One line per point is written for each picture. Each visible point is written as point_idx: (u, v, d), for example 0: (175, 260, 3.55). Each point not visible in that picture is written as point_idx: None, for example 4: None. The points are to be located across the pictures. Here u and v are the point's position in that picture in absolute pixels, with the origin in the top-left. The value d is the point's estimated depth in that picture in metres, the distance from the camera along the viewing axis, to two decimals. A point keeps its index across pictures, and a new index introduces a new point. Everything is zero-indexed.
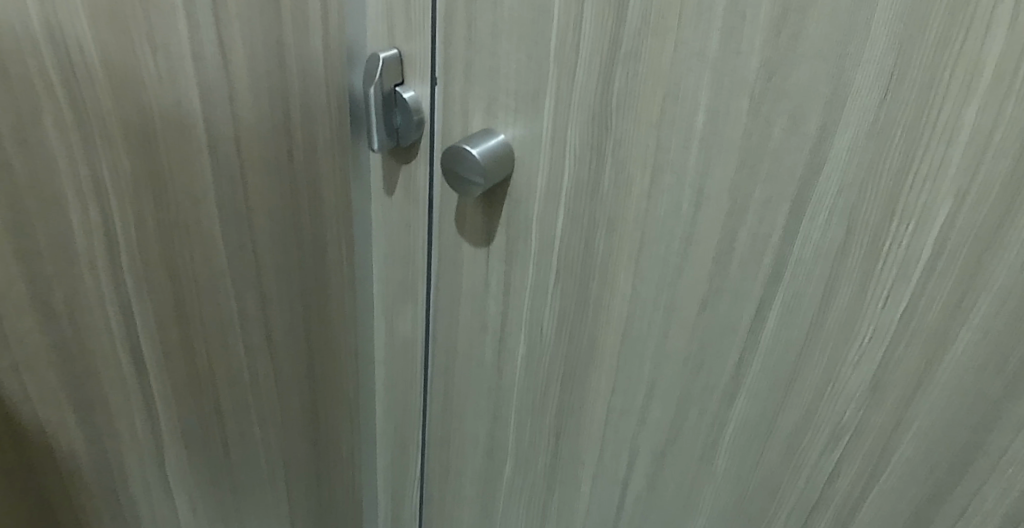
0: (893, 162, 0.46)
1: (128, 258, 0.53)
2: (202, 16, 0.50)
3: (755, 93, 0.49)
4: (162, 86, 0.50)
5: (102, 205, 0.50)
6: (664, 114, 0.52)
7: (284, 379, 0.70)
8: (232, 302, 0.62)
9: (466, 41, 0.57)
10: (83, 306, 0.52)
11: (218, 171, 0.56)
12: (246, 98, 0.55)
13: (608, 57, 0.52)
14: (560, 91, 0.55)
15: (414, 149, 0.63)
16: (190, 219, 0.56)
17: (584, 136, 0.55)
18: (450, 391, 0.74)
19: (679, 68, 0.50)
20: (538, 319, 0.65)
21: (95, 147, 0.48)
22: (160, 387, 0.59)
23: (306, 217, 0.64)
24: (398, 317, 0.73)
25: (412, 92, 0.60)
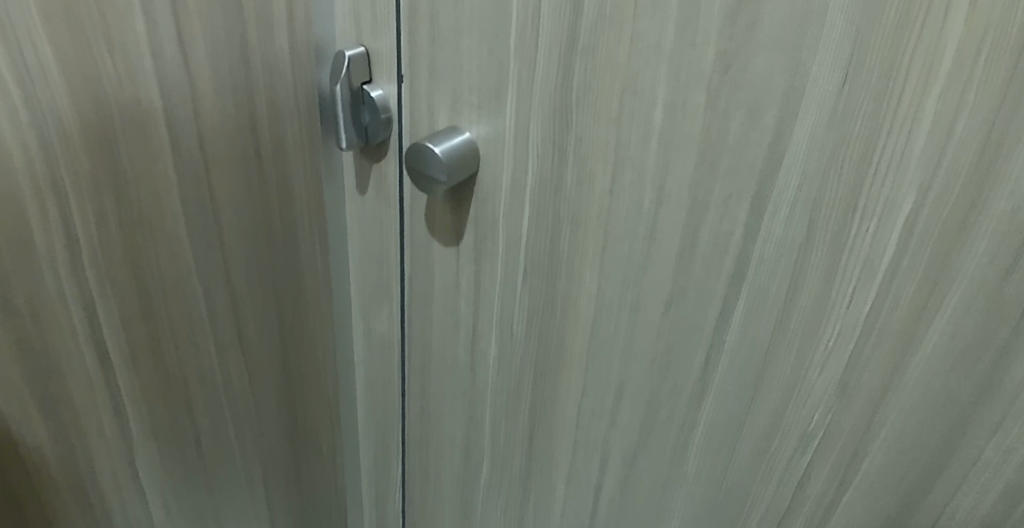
0: (853, 156, 0.45)
1: (91, 255, 0.53)
2: (161, 14, 0.51)
3: (711, 86, 0.48)
4: (121, 85, 0.51)
5: (61, 203, 0.50)
6: (622, 109, 0.51)
7: (258, 378, 0.70)
8: (201, 300, 0.62)
9: (430, 38, 0.56)
10: (44, 303, 0.52)
11: (182, 170, 0.56)
12: (209, 96, 0.56)
13: (567, 51, 0.51)
14: (521, 86, 0.54)
15: (383, 148, 0.62)
16: (154, 217, 0.56)
17: (547, 132, 0.55)
18: (426, 392, 0.74)
19: (636, 62, 0.49)
20: (508, 319, 0.64)
21: (51, 145, 0.49)
22: (128, 385, 0.60)
23: (276, 215, 0.64)
24: (374, 318, 0.73)
25: (379, 90, 0.60)
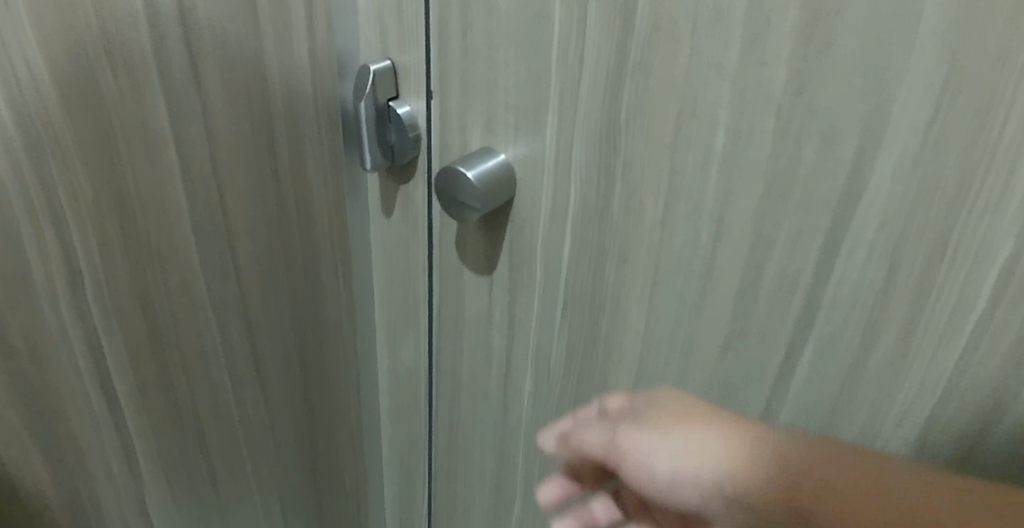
0: (945, 194, 0.39)
1: (94, 288, 0.49)
2: (168, 27, 0.46)
3: (782, 110, 0.42)
4: (125, 104, 0.46)
5: (61, 233, 0.46)
6: (678, 134, 0.46)
7: (277, 411, 0.65)
8: (215, 332, 0.57)
9: (462, 52, 0.51)
10: (44, 338, 0.48)
11: (194, 195, 0.52)
12: (223, 115, 0.51)
13: (616, 69, 0.46)
14: (563, 107, 0.49)
15: (410, 169, 0.58)
16: (164, 246, 0.52)
17: (591, 156, 0.49)
18: (456, 426, 0.69)
19: (695, 81, 0.44)
20: (545, 354, 0.59)
21: (49, 172, 0.44)
22: (138, 423, 0.55)
23: (295, 240, 0.60)
24: (400, 347, 0.68)
25: (407, 107, 0.55)
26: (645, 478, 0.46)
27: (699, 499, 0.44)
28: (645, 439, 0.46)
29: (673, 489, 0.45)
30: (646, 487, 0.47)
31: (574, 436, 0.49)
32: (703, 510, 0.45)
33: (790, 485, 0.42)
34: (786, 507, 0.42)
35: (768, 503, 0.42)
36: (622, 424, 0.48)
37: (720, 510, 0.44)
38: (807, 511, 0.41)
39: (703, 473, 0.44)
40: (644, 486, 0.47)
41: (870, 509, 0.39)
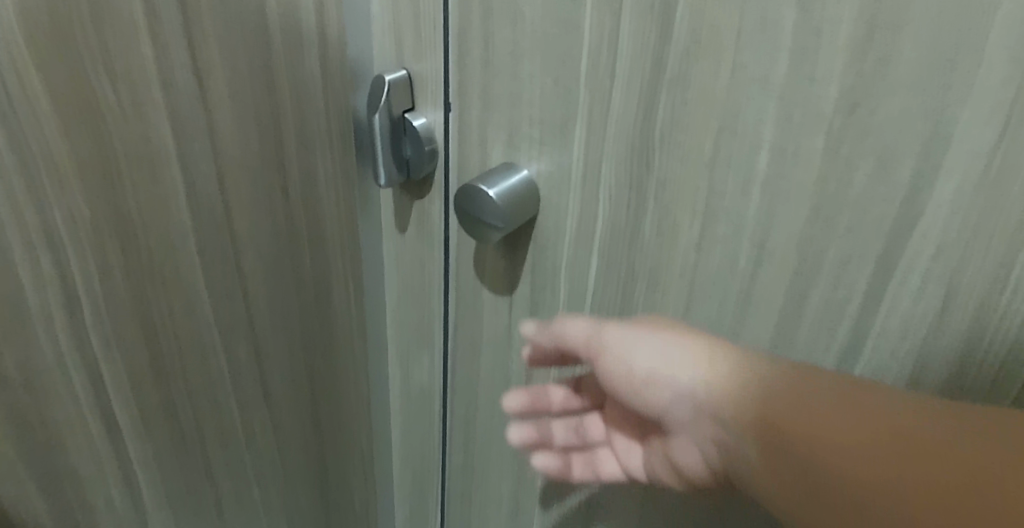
0: (1010, 219, 0.37)
1: (93, 314, 0.46)
2: (172, 36, 0.43)
3: (832, 128, 0.39)
4: (126, 118, 0.43)
5: (57, 258, 0.43)
6: (718, 151, 0.43)
7: (285, 434, 0.63)
8: (221, 356, 0.55)
9: (484, 62, 0.48)
10: (42, 369, 0.45)
11: (199, 213, 0.49)
12: (230, 128, 0.48)
13: (651, 82, 0.43)
14: (592, 121, 0.46)
15: (426, 183, 0.55)
16: (167, 267, 0.49)
17: (621, 174, 0.46)
18: (471, 448, 0.66)
19: (738, 96, 0.41)
20: None
21: (43, 193, 0.41)
22: (141, 454, 0.52)
23: (305, 258, 0.57)
24: (414, 367, 0.65)
25: (423, 118, 0.52)
26: (626, 378, 0.50)
27: (672, 400, 0.49)
28: (629, 339, 0.49)
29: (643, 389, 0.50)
30: (624, 387, 0.51)
31: (555, 330, 0.52)
32: (671, 412, 0.49)
33: (773, 393, 0.44)
34: (761, 412, 0.45)
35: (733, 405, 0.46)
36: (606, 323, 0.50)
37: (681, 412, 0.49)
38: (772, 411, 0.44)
39: (683, 377, 0.47)
40: (622, 383, 0.51)
41: (850, 418, 0.42)
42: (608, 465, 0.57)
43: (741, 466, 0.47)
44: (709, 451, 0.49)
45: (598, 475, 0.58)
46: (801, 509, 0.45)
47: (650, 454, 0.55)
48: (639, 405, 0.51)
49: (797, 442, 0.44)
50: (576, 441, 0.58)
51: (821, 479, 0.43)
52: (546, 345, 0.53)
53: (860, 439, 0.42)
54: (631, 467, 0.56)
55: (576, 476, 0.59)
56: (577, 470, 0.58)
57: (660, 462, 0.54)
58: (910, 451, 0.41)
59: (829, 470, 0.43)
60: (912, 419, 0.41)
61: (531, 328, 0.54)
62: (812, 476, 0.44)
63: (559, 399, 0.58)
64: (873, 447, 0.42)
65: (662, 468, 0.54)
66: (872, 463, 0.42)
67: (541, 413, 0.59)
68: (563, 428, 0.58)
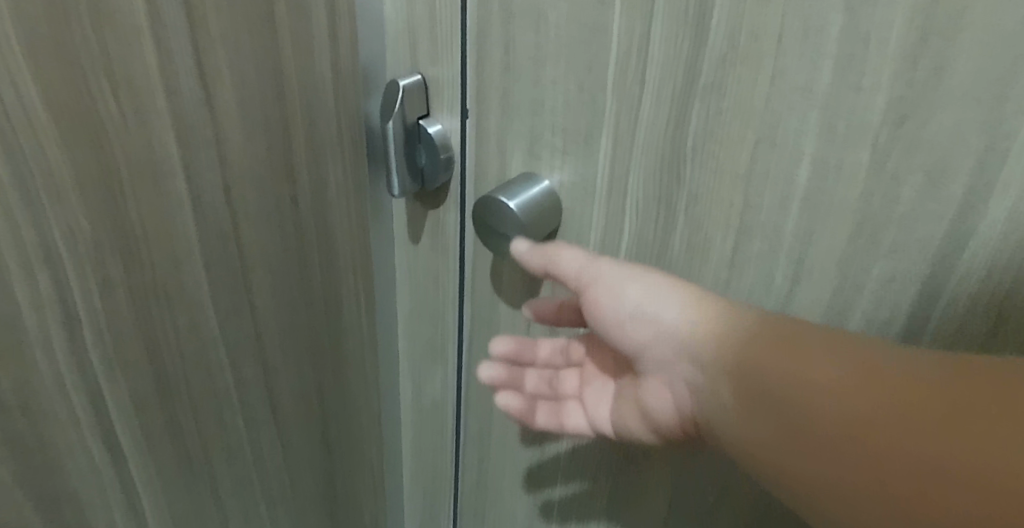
0: None
1: (94, 334, 0.44)
2: (177, 41, 0.41)
3: (879, 141, 0.37)
4: (128, 129, 0.41)
5: (56, 277, 0.41)
6: (754, 164, 0.41)
7: (294, 453, 0.60)
8: (228, 373, 0.52)
9: (504, 67, 0.46)
10: (41, 394, 0.43)
11: (205, 227, 0.47)
12: (237, 137, 0.46)
13: (683, 90, 0.41)
14: (619, 131, 0.44)
15: (441, 193, 0.53)
16: (172, 283, 0.46)
17: (649, 186, 0.44)
18: (485, 465, 0.64)
19: (777, 106, 0.39)
20: None
21: (41, 209, 0.39)
22: (145, 477, 0.50)
23: (315, 270, 0.55)
24: (426, 379, 0.63)
25: (438, 125, 0.50)
26: (610, 315, 0.46)
27: (650, 337, 0.45)
28: (618, 271, 0.45)
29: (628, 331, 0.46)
30: (605, 324, 0.46)
31: (548, 255, 0.47)
32: (646, 352, 0.46)
33: (770, 334, 0.40)
34: (745, 351, 0.41)
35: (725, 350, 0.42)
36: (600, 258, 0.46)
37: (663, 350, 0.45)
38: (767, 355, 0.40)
39: (663, 312, 0.44)
40: (605, 321, 0.46)
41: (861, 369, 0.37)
42: (575, 416, 0.53)
43: (712, 413, 0.43)
44: (681, 396, 0.45)
45: (562, 425, 0.54)
46: (796, 466, 0.39)
47: (621, 406, 0.50)
48: (617, 344, 0.47)
49: (777, 383, 0.40)
50: (548, 391, 0.54)
51: (800, 425, 0.39)
52: (535, 270, 0.48)
53: (858, 386, 0.37)
54: (598, 420, 0.52)
55: (538, 423, 0.54)
56: (541, 416, 0.54)
57: (631, 415, 0.49)
58: (910, 401, 0.36)
59: (817, 419, 0.38)
60: (922, 368, 0.36)
61: (524, 246, 0.47)
62: (790, 421, 0.39)
63: (545, 356, 0.54)
64: (874, 398, 0.37)
65: (634, 421, 0.49)
66: (863, 411, 0.37)
67: (525, 358, 0.54)
68: (537, 375, 0.54)
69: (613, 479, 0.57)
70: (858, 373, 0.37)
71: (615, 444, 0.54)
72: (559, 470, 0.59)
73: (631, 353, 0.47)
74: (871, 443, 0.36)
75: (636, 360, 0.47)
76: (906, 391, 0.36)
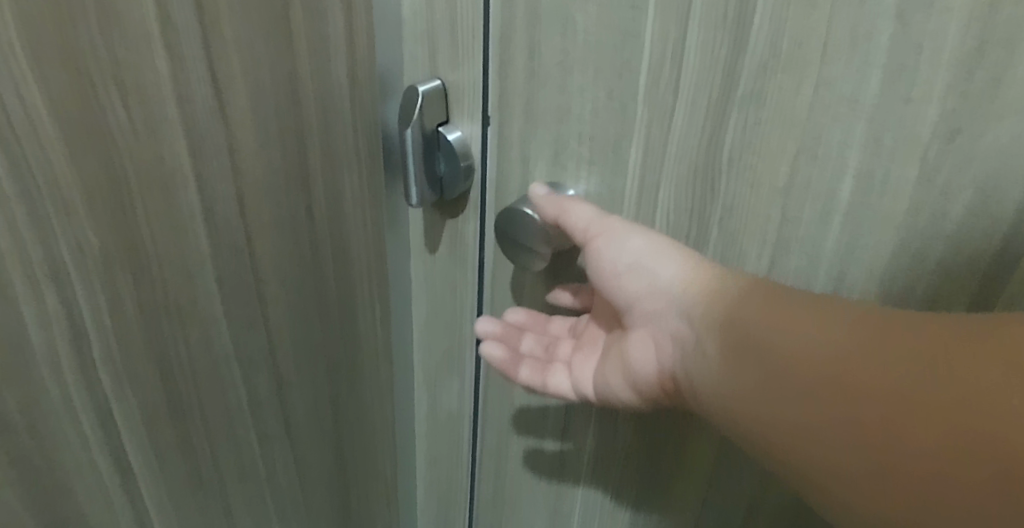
0: None
1: (102, 351, 0.42)
2: (189, 47, 0.39)
3: (928, 156, 0.36)
4: (138, 138, 0.39)
5: (64, 295, 0.39)
6: (793, 176, 0.39)
7: (307, 466, 0.59)
8: (241, 388, 0.51)
9: (528, 73, 0.44)
10: (48, 413, 0.41)
11: (218, 239, 0.45)
12: (251, 146, 0.44)
13: (720, 99, 0.39)
14: (650, 141, 0.42)
15: (460, 202, 0.51)
16: (184, 297, 0.45)
17: (681, 199, 0.43)
18: (502, 477, 0.63)
19: (821, 117, 0.37)
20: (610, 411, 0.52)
21: (48, 224, 0.37)
22: (155, 495, 0.48)
23: (330, 281, 0.53)
24: (441, 390, 0.62)
25: (458, 132, 0.48)
26: (606, 266, 0.44)
27: (643, 290, 0.43)
28: (620, 223, 0.43)
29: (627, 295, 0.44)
30: (601, 273, 0.44)
31: (559, 204, 0.45)
32: (637, 305, 0.44)
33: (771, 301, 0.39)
34: (742, 303, 0.39)
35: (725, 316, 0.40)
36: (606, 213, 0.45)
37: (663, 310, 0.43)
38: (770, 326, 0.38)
39: (661, 265, 0.42)
40: (601, 272, 0.44)
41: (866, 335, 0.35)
42: (558, 378, 0.50)
43: (695, 368, 0.42)
44: (665, 352, 0.44)
45: (544, 384, 0.50)
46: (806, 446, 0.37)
47: (604, 367, 0.48)
48: (612, 297, 0.45)
49: (772, 339, 0.38)
50: (541, 354, 0.51)
51: (790, 384, 0.37)
52: (546, 216, 0.45)
53: (859, 347, 0.35)
54: (581, 382, 0.49)
55: (520, 378, 0.51)
56: (524, 371, 0.51)
57: (615, 374, 0.47)
58: (915, 367, 0.34)
59: (823, 384, 0.36)
60: (930, 330, 0.34)
61: (542, 191, 0.46)
62: (780, 380, 0.38)
63: (555, 329, 0.51)
64: (875, 361, 0.35)
65: (617, 381, 0.47)
66: (861, 375, 0.35)
67: (527, 322, 0.51)
68: (534, 339, 0.51)
69: (626, 463, 0.54)
70: (860, 332, 0.36)
71: (619, 418, 0.52)
72: (575, 463, 0.57)
73: (622, 305, 0.45)
74: (868, 408, 0.35)
75: (627, 313, 0.45)
76: (910, 356, 0.34)
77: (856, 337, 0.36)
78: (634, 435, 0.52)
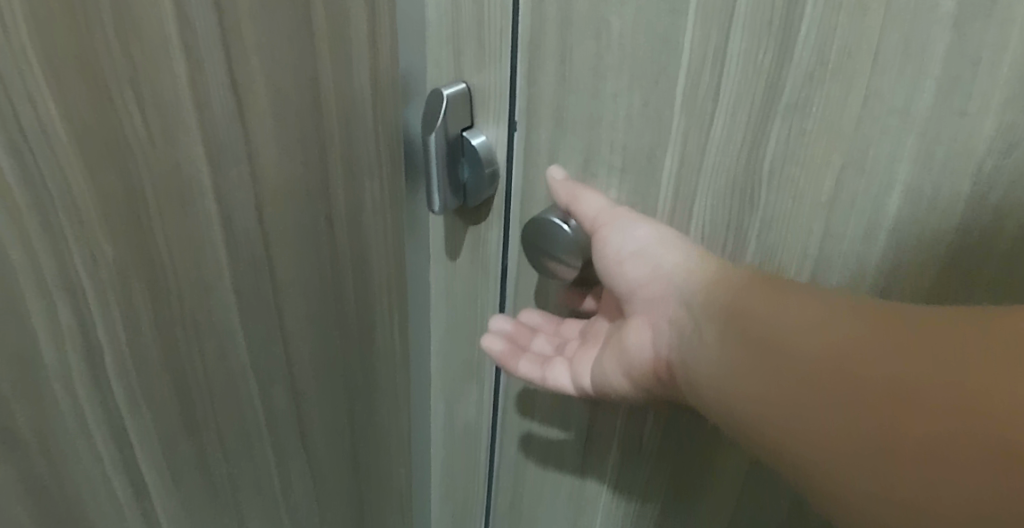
0: None
1: (116, 367, 0.40)
2: (208, 51, 0.37)
3: (983, 170, 0.34)
4: (155, 147, 0.37)
5: (78, 311, 0.37)
6: (839, 191, 0.37)
7: (321, 473, 0.58)
8: (257, 400, 0.49)
9: (559, 79, 0.42)
10: (60, 432, 0.39)
11: (235, 249, 0.43)
12: (270, 153, 0.42)
13: (762, 109, 0.37)
14: (686, 150, 0.40)
15: (484, 209, 0.50)
16: (201, 309, 0.43)
17: (717, 211, 0.41)
18: (520, 487, 0.61)
19: (868, 129, 0.35)
20: (633, 435, 0.50)
21: (61, 236, 0.35)
22: (169, 509, 0.47)
23: (348, 288, 0.52)
24: (459, 398, 0.61)
25: (482, 137, 0.47)
26: (608, 251, 0.43)
27: (644, 277, 0.43)
28: (629, 213, 0.43)
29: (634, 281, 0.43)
30: (603, 259, 0.44)
31: (573, 191, 0.44)
32: (639, 292, 0.43)
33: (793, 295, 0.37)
34: (747, 288, 0.38)
35: (738, 310, 0.38)
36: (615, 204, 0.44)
37: (667, 299, 0.42)
38: (789, 322, 0.36)
39: (664, 251, 0.42)
40: (604, 258, 0.44)
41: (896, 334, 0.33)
42: (558, 372, 0.49)
43: (692, 356, 0.40)
44: (663, 339, 0.43)
45: (543, 377, 0.49)
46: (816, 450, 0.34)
47: (603, 358, 0.46)
48: (613, 284, 0.44)
49: (788, 335, 0.36)
50: (548, 351, 0.50)
51: (804, 384, 0.35)
52: (557, 201, 0.45)
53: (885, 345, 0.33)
54: (579, 375, 0.48)
55: (518, 370, 0.50)
56: (525, 365, 0.50)
57: (612, 363, 0.46)
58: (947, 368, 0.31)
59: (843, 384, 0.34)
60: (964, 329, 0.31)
61: (559, 174, 0.45)
62: (796, 380, 0.35)
63: (567, 332, 0.50)
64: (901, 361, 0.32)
65: (613, 371, 0.46)
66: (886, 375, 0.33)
67: (536, 318, 0.51)
68: (544, 338, 0.50)
69: (649, 496, 0.52)
70: (884, 326, 0.33)
71: (643, 441, 0.50)
72: (597, 488, 0.55)
73: (623, 293, 0.44)
74: (891, 411, 0.32)
75: (628, 301, 0.44)
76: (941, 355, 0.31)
77: (879, 331, 0.33)
78: (657, 465, 0.50)
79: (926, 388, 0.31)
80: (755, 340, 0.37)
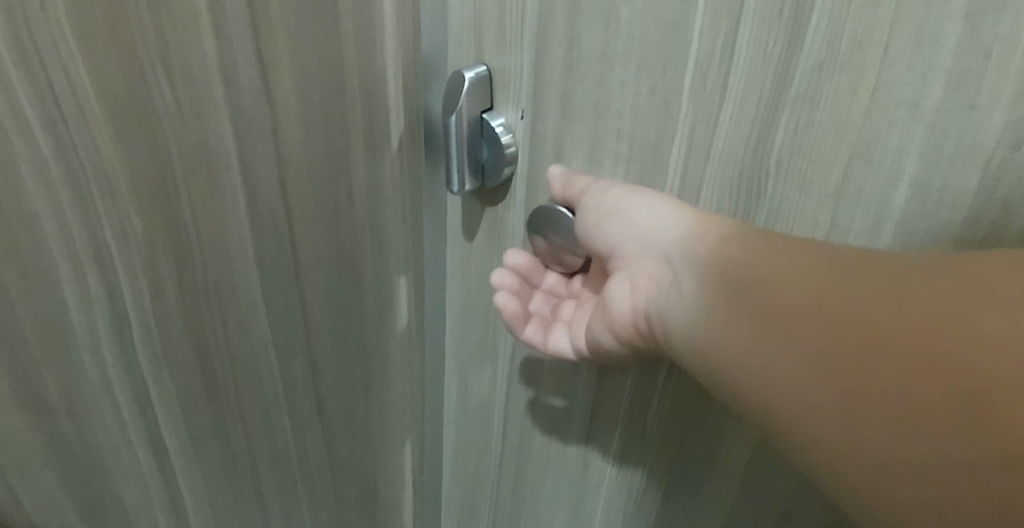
0: None
1: (140, 334, 0.42)
2: (236, 27, 0.38)
3: (991, 163, 0.34)
4: (184, 120, 0.38)
5: (106, 278, 0.39)
6: (846, 181, 0.38)
7: (336, 436, 0.60)
8: (275, 368, 0.51)
9: (564, 65, 0.43)
10: (82, 393, 0.41)
11: (259, 223, 0.44)
12: (295, 130, 0.44)
13: (770, 100, 0.38)
14: (693, 140, 0.41)
15: (501, 190, 0.50)
16: (224, 281, 0.45)
17: (725, 200, 0.42)
18: (523, 471, 0.63)
19: (878, 119, 0.36)
20: (636, 420, 0.51)
21: (91, 204, 0.37)
22: (185, 471, 0.49)
23: (366, 264, 0.53)
24: (472, 382, 0.61)
25: (502, 119, 0.47)
26: (588, 215, 0.44)
27: (621, 234, 0.43)
28: (608, 182, 0.44)
29: (615, 242, 0.43)
30: (586, 224, 0.44)
31: (570, 178, 0.45)
32: (618, 250, 0.43)
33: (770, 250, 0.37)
34: (732, 246, 0.38)
35: (720, 268, 0.38)
36: (599, 179, 0.45)
37: (646, 257, 0.42)
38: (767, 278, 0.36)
39: (639, 211, 0.42)
40: (586, 221, 0.44)
41: (869, 283, 0.33)
42: (557, 335, 0.49)
43: (672, 310, 0.40)
44: (642, 290, 0.42)
45: (545, 342, 0.50)
46: (802, 406, 0.34)
47: (591, 318, 0.46)
48: (594, 246, 0.45)
49: (768, 291, 0.36)
50: (546, 313, 0.51)
51: (789, 340, 0.35)
52: (553, 191, 0.47)
53: (861, 296, 0.33)
54: (576, 335, 0.48)
55: (522, 334, 0.50)
56: (527, 328, 0.50)
57: (597, 320, 0.46)
58: (926, 312, 0.31)
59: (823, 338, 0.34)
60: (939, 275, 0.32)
61: (557, 171, 0.46)
62: (780, 336, 0.35)
63: (549, 283, 0.50)
64: (879, 310, 0.32)
65: (601, 330, 0.45)
66: (865, 326, 0.33)
67: (532, 278, 0.50)
68: (541, 297, 0.51)
69: (660, 484, 0.53)
70: (861, 281, 0.33)
71: (647, 424, 0.51)
72: (603, 469, 0.56)
73: (606, 253, 0.44)
74: (874, 361, 0.32)
75: (610, 259, 0.44)
76: (917, 301, 0.32)
77: (857, 286, 0.33)
78: (661, 452, 0.51)
79: (909, 345, 0.31)
80: (736, 297, 0.37)
